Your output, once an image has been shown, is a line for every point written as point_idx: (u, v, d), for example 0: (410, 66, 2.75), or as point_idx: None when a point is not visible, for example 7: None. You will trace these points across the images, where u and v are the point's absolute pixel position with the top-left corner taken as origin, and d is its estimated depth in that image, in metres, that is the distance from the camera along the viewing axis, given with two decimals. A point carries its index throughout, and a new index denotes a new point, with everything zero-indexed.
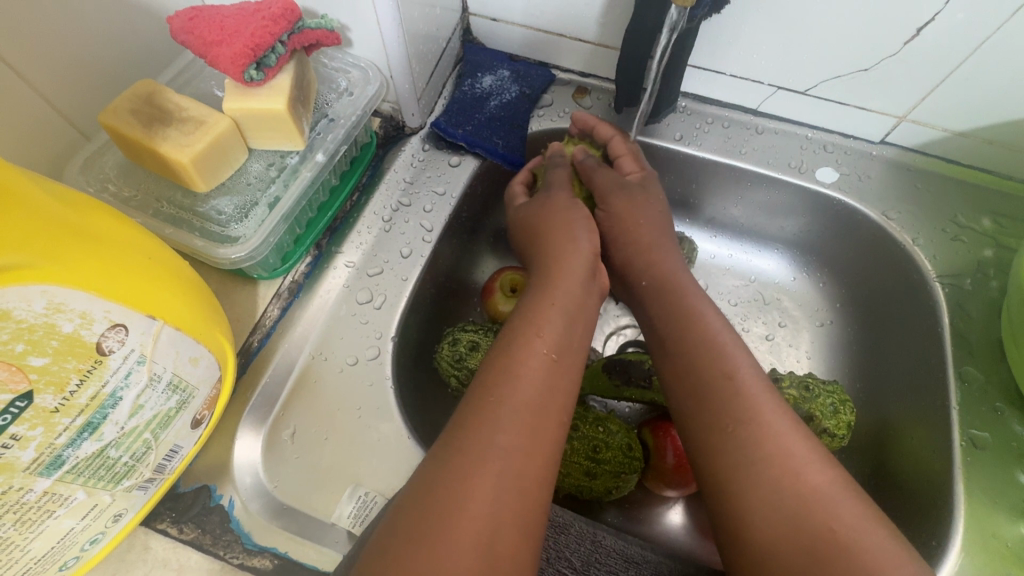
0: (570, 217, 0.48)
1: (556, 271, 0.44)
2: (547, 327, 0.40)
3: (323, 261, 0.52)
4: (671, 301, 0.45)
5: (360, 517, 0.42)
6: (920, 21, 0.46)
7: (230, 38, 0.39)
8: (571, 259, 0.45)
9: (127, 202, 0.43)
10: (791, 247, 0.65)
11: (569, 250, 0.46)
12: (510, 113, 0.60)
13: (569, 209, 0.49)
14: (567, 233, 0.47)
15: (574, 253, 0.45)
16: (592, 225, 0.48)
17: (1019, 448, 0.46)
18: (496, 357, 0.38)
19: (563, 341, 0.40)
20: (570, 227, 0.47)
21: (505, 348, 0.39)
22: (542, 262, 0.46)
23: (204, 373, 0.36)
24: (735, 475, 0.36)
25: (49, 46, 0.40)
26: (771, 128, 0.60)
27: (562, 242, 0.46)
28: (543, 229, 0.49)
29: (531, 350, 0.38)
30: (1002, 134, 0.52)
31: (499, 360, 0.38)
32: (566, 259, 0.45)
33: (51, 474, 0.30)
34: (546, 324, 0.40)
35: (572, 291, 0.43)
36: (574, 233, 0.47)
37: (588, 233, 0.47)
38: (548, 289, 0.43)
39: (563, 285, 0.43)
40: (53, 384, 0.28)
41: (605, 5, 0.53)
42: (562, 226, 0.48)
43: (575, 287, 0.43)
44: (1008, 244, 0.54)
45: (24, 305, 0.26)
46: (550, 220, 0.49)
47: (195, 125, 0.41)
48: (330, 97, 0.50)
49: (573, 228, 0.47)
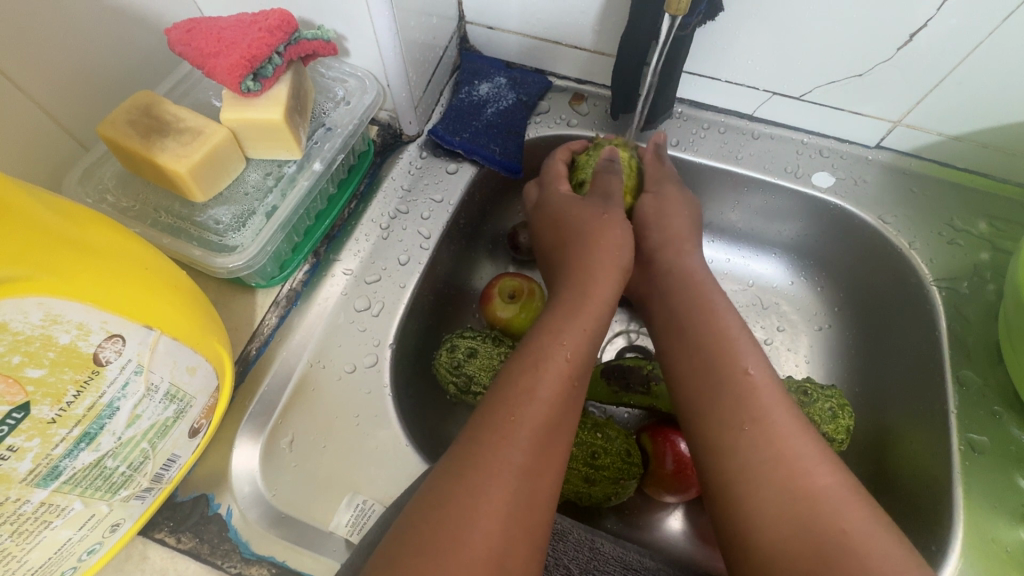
0: (620, 241, 0.47)
1: (585, 288, 0.44)
2: (574, 348, 0.40)
3: (321, 269, 0.52)
4: (684, 303, 0.46)
5: (357, 526, 0.42)
6: (912, 28, 0.47)
7: (227, 49, 0.39)
8: (602, 279, 0.45)
9: (125, 212, 0.43)
10: (789, 251, 0.66)
11: (602, 270, 0.45)
12: (507, 120, 0.60)
13: (618, 231, 0.47)
14: (614, 254, 0.46)
15: (607, 276, 0.45)
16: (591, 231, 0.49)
17: (1017, 451, 0.46)
18: (521, 371, 0.38)
19: (584, 364, 0.40)
20: (620, 253, 0.46)
21: (532, 364, 0.38)
22: (569, 274, 0.46)
23: (201, 383, 0.36)
24: (740, 479, 0.36)
25: (48, 59, 0.40)
26: (767, 134, 0.60)
27: (576, 255, 0.47)
28: (583, 240, 0.47)
29: (556, 369, 0.38)
30: (997, 138, 0.53)
31: (524, 375, 0.37)
32: (597, 278, 0.45)
33: (48, 485, 0.30)
34: (570, 343, 0.40)
35: (598, 314, 0.43)
36: (619, 258, 0.46)
37: (628, 261, 0.47)
38: (577, 307, 0.42)
39: (590, 303, 0.43)
40: (50, 396, 0.28)
41: (600, 13, 0.53)
42: (612, 249, 0.46)
43: (603, 310, 0.43)
44: (1003, 247, 0.55)
45: (21, 317, 0.26)
46: (597, 234, 0.47)
47: (192, 136, 0.41)
48: (328, 106, 0.50)
49: (617, 252, 0.46)
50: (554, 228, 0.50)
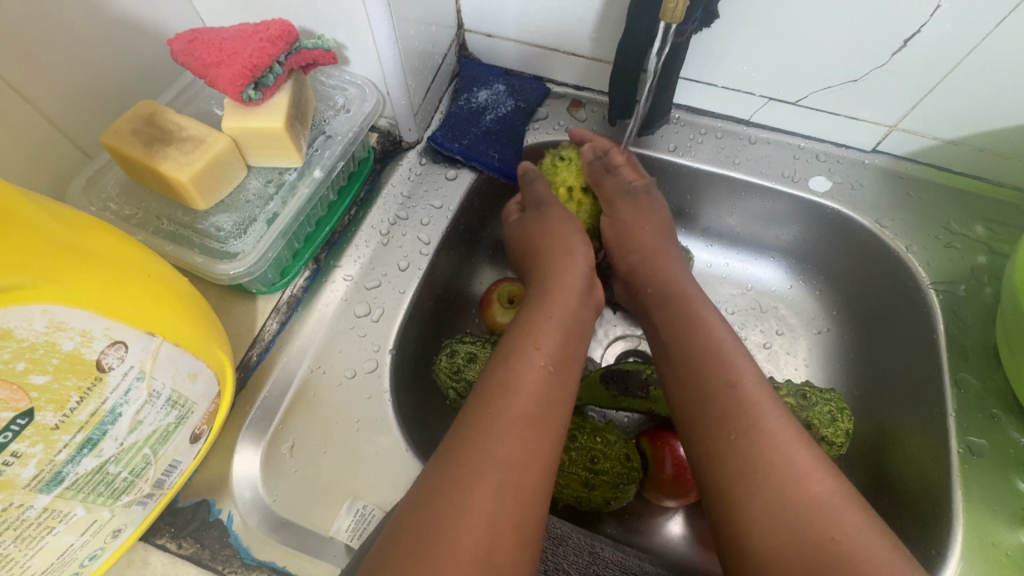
0: (567, 232, 0.49)
1: (550, 285, 0.45)
2: (545, 340, 0.40)
3: (321, 275, 0.52)
4: (674, 314, 0.46)
5: (357, 531, 0.42)
6: (906, 34, 0.47)
7: (229, 59, 0.40)
8: (564, 273, 0.46)
9: (128, 220, 0.44)
10: (786, 255, 0.66)
11: (563, 265, 0.47)
12: (505, 126, 0.60)
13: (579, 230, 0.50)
14: (563, 249, 0.48)
15: (569, 268, 0.46)
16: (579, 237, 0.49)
17: (1016, 455, 0.46)
18: (493, 370, 0.39)
19: (560, 355, 0.40)
20: (568, 242, 0.48)
21: (501, 361, 0.39)
22: (538, 277, 0.47)
23: (202, 389, 0.36)
24: (736, 485, 0.36)
25: (52, 69, 0.41)
26: (764, 139, 0.61)
27: (558, 255, 0.47)
28: (538, 244, 0.49)
29: (527, 362, 0.39)
30: (993, 142, 0.53)
31: (497, 373, 0.38)
32: (560, 274, 0.46)
33: (51, 490, 0.30)
34: (540, 337, 0.41)
35: (567, 305, 0.44)
36: (569, 246, 0.48)
37: (583, 246, 0.48)
38: (543, 303, 0.44)
39: (563, 299, 0.44)
40: (54, 402, 0.28)
41: (597, 20, 0.54)
42: (560, 241, 0.48)
43: (571, 301, 0.44)
44: (1001, 250, 0.55)
45: (25, 324, 0.26)
46: (544, 238, 0.49)
47: (194, 144, 0.42)
48: (328, 114, 0.51)
49: (568, 242, 0.48)
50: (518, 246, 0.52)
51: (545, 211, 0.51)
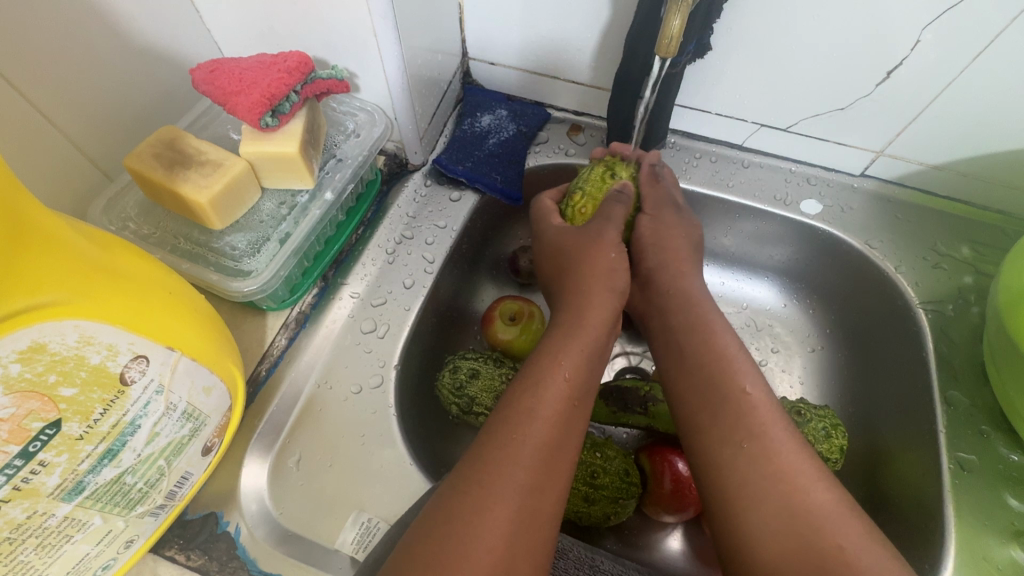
0: (613, 266, 0.47)
1: (580, 311, 0.45)
2: (570, 368, 0.40)
3: (329, 293, 0.54)
4: (683, 323, 0.46)
5: (363, 543, 0.43)
6: (889, 66, 0.50)
7: (248, 88, 0.42)
8: (597, 301, 0.45)
9: (146, 239, 0.46)
10: (781, 274, 0.68)
11: (597, 295, 0.46)
12: (508, 149, 0.63)
13: (611, 257, 0.47)
14: (606, 281, 0.46)
15: (602, 299, 0.45)
16: (607, 266, 0.47)
17: (1005, 470, 0.47)
18: (520, 394, 0.39)
19: (584, 386, 0.41)
20: (612, 276, 0.47)
21: (528, 385, 0.40)
22: (566, 300, 0.47)
23: (216, 402, 0.38)
24: (743, 492, 0.37)
25: (80, 96, 0.43)
26: (756, 163, 0.63)
27: (597, 286, 0.46)
28: (575, 268, 0.48)
29: (555, 390, 0.39)
30: (975, 167, 0.55)
31: (525, 399, 0.39)
32: (594, 300, 0.45)
33: (72, 499, 0.31)
34: (570, 365, 0.41)
35: (595, 335, 0.43)
36: (613, 282, 0.46)
37: (623, 286, 0.47)
38: (574, 328, 0.43)
39: (586, 327, 0.44)
40: (79, 413, 0.30)
41: (596, 51, 0.57)
42: (604, 273, 0.46)
43: (598, 330, 0.44)
44: (985, 271, 0.57)
45: (58, 339, 0.28)
46: (586, 259, 0.47)
47: (213, 167, 0.44)
48: (339, 139, 0.53)
49: (611, 275, 0.47)
50: (551, 258, 0.51)
51: (601, 238, 0.48)
